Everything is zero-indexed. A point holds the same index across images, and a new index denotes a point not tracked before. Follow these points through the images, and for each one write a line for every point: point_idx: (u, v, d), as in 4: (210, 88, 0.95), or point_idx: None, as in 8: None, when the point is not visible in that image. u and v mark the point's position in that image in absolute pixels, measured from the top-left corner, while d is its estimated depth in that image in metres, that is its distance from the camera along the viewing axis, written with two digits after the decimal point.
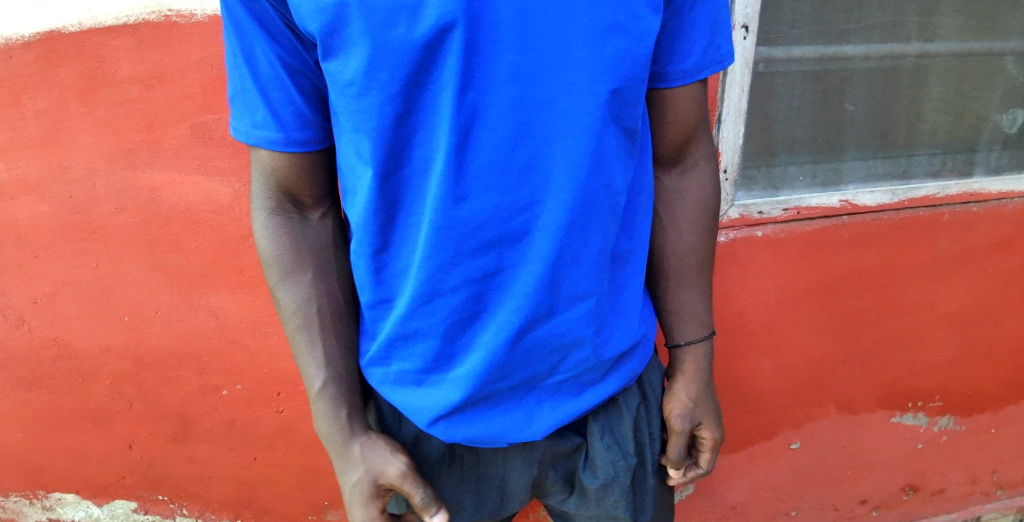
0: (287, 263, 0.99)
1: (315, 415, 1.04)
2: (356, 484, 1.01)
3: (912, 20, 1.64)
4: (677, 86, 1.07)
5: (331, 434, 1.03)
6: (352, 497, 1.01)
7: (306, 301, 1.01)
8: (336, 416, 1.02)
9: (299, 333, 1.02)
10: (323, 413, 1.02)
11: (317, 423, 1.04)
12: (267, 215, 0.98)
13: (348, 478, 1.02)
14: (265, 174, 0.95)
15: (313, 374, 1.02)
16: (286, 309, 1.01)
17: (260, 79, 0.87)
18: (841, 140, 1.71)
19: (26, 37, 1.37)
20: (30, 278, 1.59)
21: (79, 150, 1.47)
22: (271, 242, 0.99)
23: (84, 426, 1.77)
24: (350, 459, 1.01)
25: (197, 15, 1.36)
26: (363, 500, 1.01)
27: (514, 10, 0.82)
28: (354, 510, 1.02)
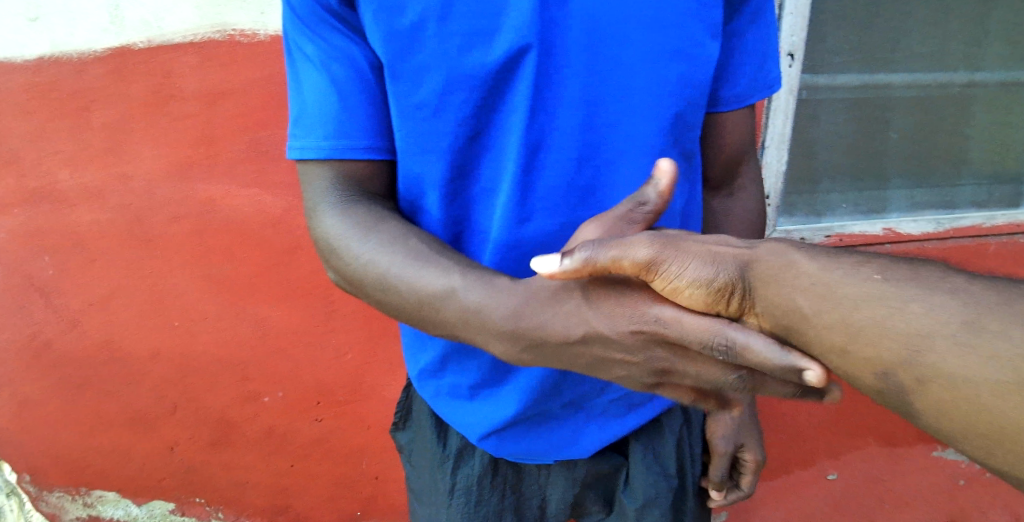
0: (366, 225, 0.89)
1: (487, 325, 0.82)
2: (597, 306, 0.78)
3: (960, 49, 1.64)
4: (726, 111, 1.09)
5: (518, 310, 0.80)
6: (612, 321, 0.77)
7: (404, 243, 0.88)
8: (499, 288, 0.82)
9: (413, 260, 0.86)
10: (484, 296, 0.82)
11: (499, 335, 0.81)
12: (337, 205, 0.91)
13: (574, 315, 0.79)
14: (331, 170, 0.91)
15: (444, 285, 0.84)
16: (387, 256, 0.87)
17: (338, 86, 0.88)
18: (886, 168, 1.71)
19: (97, 52, 1.44)
20: (88, 282, 1.66)
21: (141, 161, 1.53)
22: (343, 222, 0.90)
23: (128, 427, 1.84)
24: (557, 299, 0.80)
25: (260, 35, 1.42)
26: (620, 304, 0.77)
27: (583, 36, 0.85)
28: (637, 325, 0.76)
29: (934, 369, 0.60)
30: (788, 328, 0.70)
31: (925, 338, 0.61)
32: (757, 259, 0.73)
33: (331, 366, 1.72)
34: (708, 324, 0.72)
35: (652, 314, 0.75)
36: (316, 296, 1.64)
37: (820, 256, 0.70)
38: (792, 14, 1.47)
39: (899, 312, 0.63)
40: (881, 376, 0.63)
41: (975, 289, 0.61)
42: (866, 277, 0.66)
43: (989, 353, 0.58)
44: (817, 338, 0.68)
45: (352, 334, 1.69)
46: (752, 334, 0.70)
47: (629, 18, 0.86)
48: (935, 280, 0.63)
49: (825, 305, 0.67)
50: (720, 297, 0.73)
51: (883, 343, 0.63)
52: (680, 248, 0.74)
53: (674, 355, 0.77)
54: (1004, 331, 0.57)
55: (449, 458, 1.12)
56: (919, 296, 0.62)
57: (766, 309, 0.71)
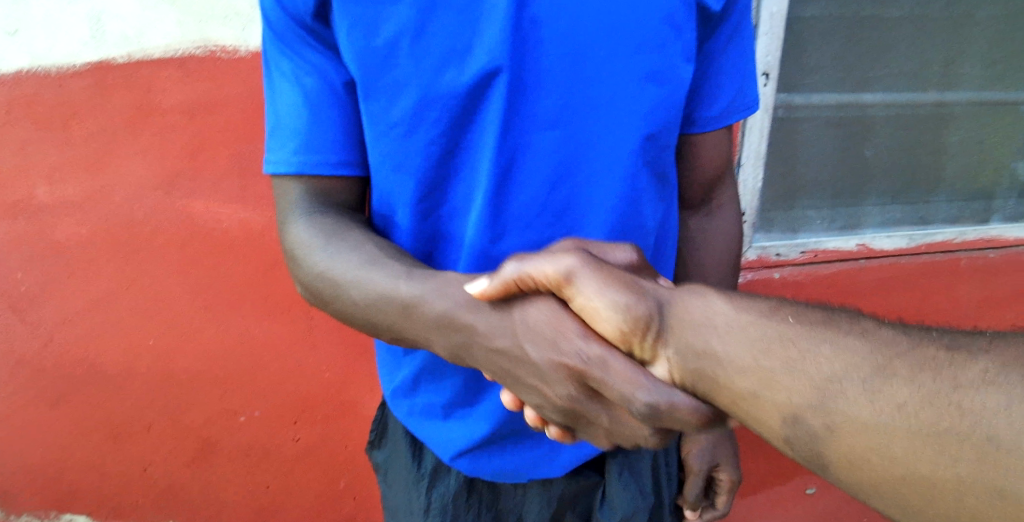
0: (329, 233, 0.90)
1: (428, 336, 0.85)
2: (532, 328, 0.82)
3: (934, 69, 1.67)
4: (703, 132, 1.10)
5: (459, 323, 0.83)
6: (540, 346, 0.81)
7: (359, 248, 0.89)
8: (444, 302, 0.84)
9: (368, 269, 0.87)
10: (430, 308, 0.84)
11: (434, 339, 0.85)
12: (304, 213, 0.92)
13: (510, 338, 0.82)
14: (303, 184, 0.92)
15: (395, 293, 0.85)
16: (344, 265, 0.88)
17: (310, 100, 0.88)
18: (862, 184, 1.74)
19: (77, 66, 1.43)
20: (64, 298, 1.63)
21: (120, 176, 1.51)
22: (310, 231, 0.90)
23: (103, 445, 1.81)
24: (496, 318, 0.83)
25: (241, 50, 1.41)
26: (555, 332, 0.80)
27: (558, 58, 0.87)
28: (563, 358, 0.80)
29: (844, 412, 0.64)
30: (698, 371, 0.74)
31: (836, 382, 0.65)
32: (683, 302, 0.77)
33: (312, 383, 1.70)
34: (631, 375, 0.76)
35: (581, 347, 0.79)
36: (296, 312, 1.62)
37: (738, 301, 0.75)
38: (767, 35, 1.49)
39: (811, 357, 0.67)
40: (790, 418, 0.67)
41: (885, 337, 0.66)
42: (782, 321, 0.71)
43: (898, 401, 0.63)
44: (731, 383, 0.72)
45: (333, 352, 1.67)
46: (674, 394, 0.75)
47: (603, 39, 0.88)
48: (848, 329, 0.68)
49: (741, 348, 0.71)
50: (636, 332, 0.77)
51: (794, 387, 0.67)
52: (608, 278, 0.78)
53: (589, 398, 0.81)
54: (912, 376, 0.63)
55: (424, 477, 1.12)
56: (830, 340, 0.67)
57: (678, 353, 0.75)
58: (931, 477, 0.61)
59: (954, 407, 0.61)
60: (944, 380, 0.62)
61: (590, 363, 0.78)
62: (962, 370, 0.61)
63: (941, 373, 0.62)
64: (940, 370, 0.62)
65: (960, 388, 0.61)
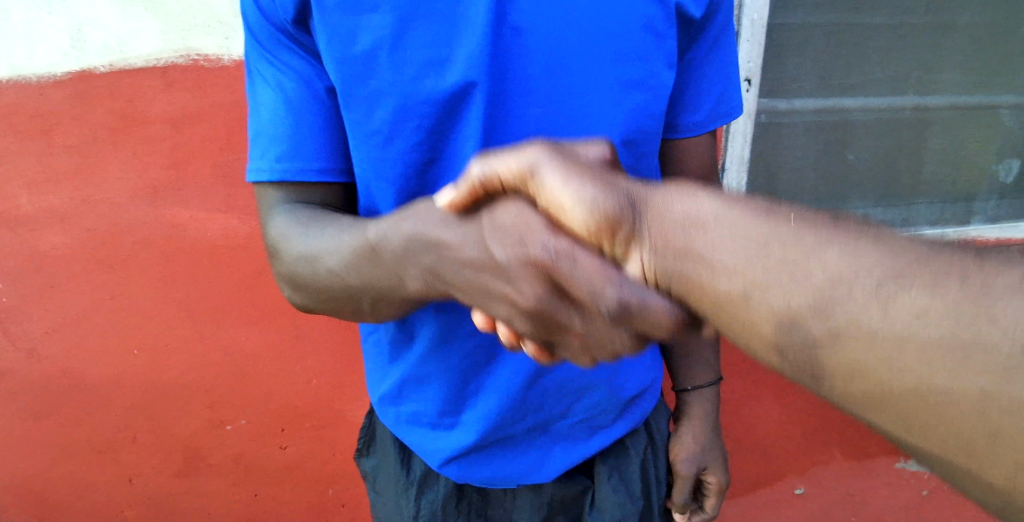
0: (309, 216, 0.90)
1: (393, 256, 0.82)
2: (498, 228, 0.74)
3: (914, 74, 1.70)
4: (687, 137, 1.13)
5: (419, 242, 0.79)
6: (504, 243, 0.73)
7: (337, 222, 0.88)
8: (408, 229, 0.80)
9: (345, 231, 0.87)
10: (395, 239, 0.81)
11: (405, 276, 0.82)
12: (285, 206, 0.92)
13: (470, 242, 0.76)
14: (284, 191, 0.92)
15: (367, 238, 0.84)
16: (322, 237, 0.87)
17: (292, 106, 0.88)
18: (845, 188, 1.76)
19: (59, 75, 1.42)
20: (46, 309, 1.62)
21: (102, 186, 1.50)
22: (291, 220, 0.90)
23: (87, 457, 1.79)
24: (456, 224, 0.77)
25: (224, 59, 1.42)
26: (520, 228, 0.72)
27: (536, 70, 0.89)
28: (524, 256, 0.72)
29: (849, 323, 0.54)
30: (670, 267, 0.64)
31: (842, 286, 0.54)
32: (653, 190, 0.66)
33: (299, 391, 1.69)
34: (598, 272, 0.68)
35: (545, 242, 0.70)
36: (282, 320, 1.61)
37: (732, 198, 0.62)
38: (749, 41, 1.52)
39: (814, 257, 0.56)
40: (784, 325, 0.57)
41: (901, 243, 0.54)
42: (780, 218, 0.59)
43: (917, 309, 0.52)
44: (712, 287, 0.61)
45: (321, 359, 1.66)
46: (647, 292, 0.67)
47: (581, 51, 0.89)
48: (857, 229, 0.56)
49: (722, 244, 0.60)
50: (601, 227, 0.66)
51: (796, 290, 0.56)
52: (571, 167, 0.68)
53: (558, 302, 0.73)
54: (938, 284, 0.52)
55: (413, 484, 1.11)
56: (841, 242, 0.55)
57: (651, 248, 0.64)
58: (957, 401, 0.51)
59: (984, 322, 0.50)
60: (973, 287, 0.51)
61: (551, 260, 0.70)
62: (996, 279, 0.50)
63: (970, 280, 0.51)
64: (968, 276, 0.51)
65: (989, 296, 0.50)
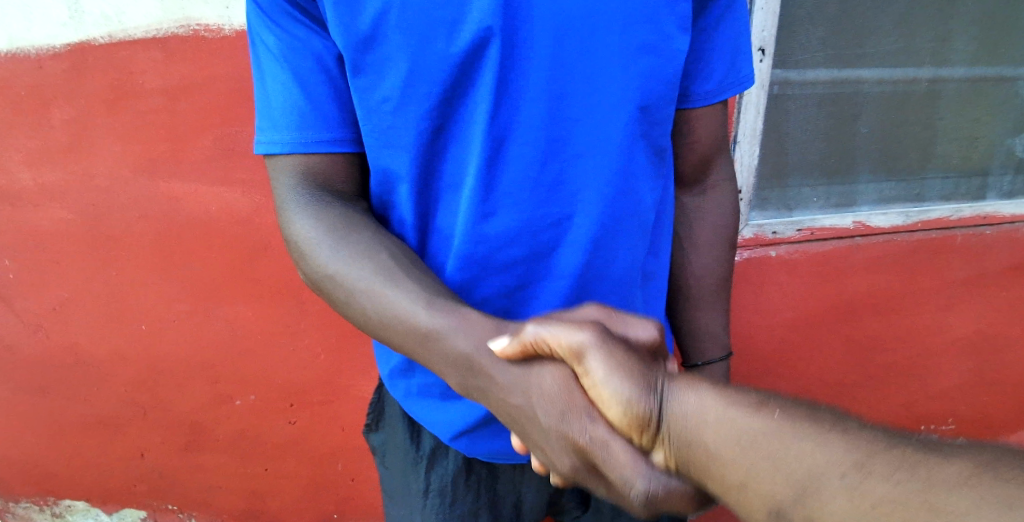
0: (335, 232, 0.87)
1: (434, 367, 0.82)
2: (541, 391, 0.74)
3: (929, 47, 1.67)
4: (698, 106, 1.09)
5: (465, 371, 0.79)
6: (546, 408, 0.74)
7: (366, 251, 0.86)
8: (453, 349, 0.79)
9: (377, 280, 0.84)
10: (439, 349, 0.79)
11: (443, 371, 0.81)
12: (307, 208, 0.89)
13: (513, 395, 0.76)
14: (297, 163, 0.91)
15: (405, 318, 0.81)
16: (350, 269, 0.85)
17: (299, 76, 0.87)
18: (856, 162, 1.73)
19: (56, 47, 1.39)
20: (51, 285, 1.62)
21: (102, 161, 1.49)
22: (315, 228, 0.88)
23: (97, 433, 1.81)
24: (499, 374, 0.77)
25: (224, 30, 1.37)
26: (563, 403, 0.73)
27: (550, 27, 0.86)
28: (563, 427, 0.73)
29: (822, 508, 0.55)
30: (685, 455, 0.65)
31: (815, 479, 0.56)
32: (678, 389, 0.68)
33: (304, 368, 1.69)
34: (630, 461, 0.68)
35: (584, 427, 0.71)
36: (286, 296, 1.61)
37: (733, 397, 0.65)
38: (762, 10, 1.48)
39: (788, 453, 0.58)
40: (774, 520, 0.58)
41: (859, 433, 0.56)
42: (767, 414, 0.62)
43: (873, 500, 0.52)
44: (719, 475, 0.62)
45: (324, 336, 1.65)
46: (671, 482, 0.67)
47: (597, 9, 0.87)
48: (830, 424, 0.58)
49: (726, 442, 0.62)
50: (633, 422, 0.68)
51: (776, 479, 0.58)
52: (614, 356, 0.71)
53: (589, 472, 0.72)
54: (891, 474, 0.53)
55: (422, 459, 1.11)
56: (809, 436, 0.58)
57: (672, 447, 0.66)
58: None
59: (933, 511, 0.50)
60: (921, 481, 0.51)
61: (587, 441, 0.71)
62: (939, 468, 0.51)
63: (918, 472, 0.52)
64: (917, 468, 0.52)
65: (932, 490, 0.51)
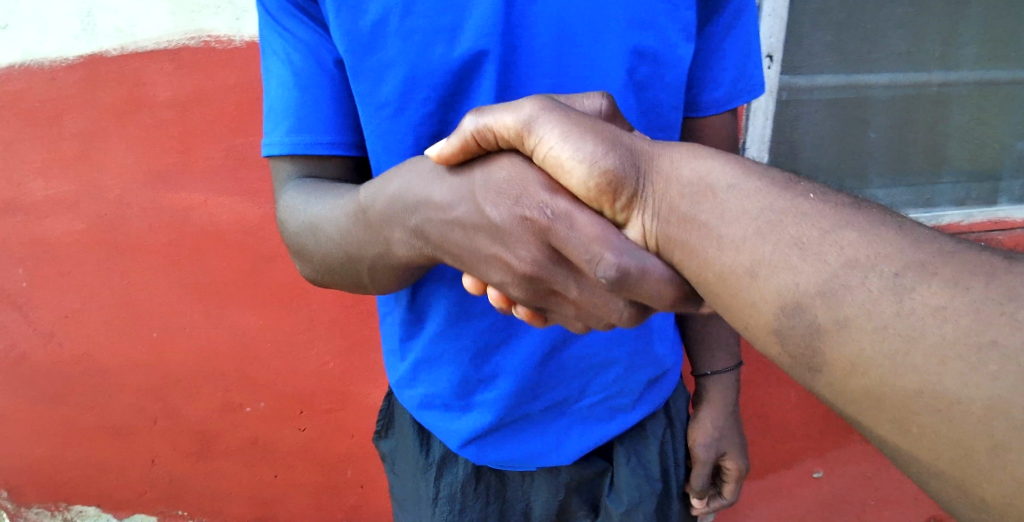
0: (315, 189, 0.89)
1: (385, 230, 0.80)
2: (494, 185, 0.71)
3: (938, 50, 1.66)
4: (707, 116, 1.10)
5: (410, 211, 0.77)
6: (497, 203, 0.71)
7: (339, 191, 0.87)
8: (398, 197, 0.77)
9: (342, 202, 0.84)
10: (384, 205, 0.78)
11: (394, 238, 0.80)
12: (297, 185, 0.91)
13: (457, 214, 0.74)
14: (297, 164, 0.92)
15: (357, 208, 0.82)
16: (323, 210, 0.86)
17: (301, 80, 0.89)
18: (866, 167, 1.72)
19: (70, 59, 1.41)
20: (64, 293, 1.64)
21: (113, 171, 1.50)
22: (300, 194, 0.90)
23: (109, 439, 1.82)
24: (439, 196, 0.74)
25: (235, 40, 1.38)
26: (517, 190, 0.70)
27: (550, 37, 0.87)
28: (517, 218, 0.70)
29: (861, 307, 0.54)
30: (666, 230, 0.66)
31: (854, 273, 0.55)
32: (659, 156, 0.68)
33: (312, 375, 1.70)
34: (597, 234, 0.67)
35: (545, 204, 0.69)
36: (296, 304, 1.61)
37: (768, 192, 0.61)
38: (771, 16, 1.48)
39: (822, 247, 0.57)
40: (792, 307, 0.58)
41: (924, 242, 0.54)
42: (798, 199, 0.60)
43: (933, 303, 0.52)
44: (722, 259, 0.62)
45: (333, 344, 1.66)
46: (646, 257, 0.67)
47: (596, 17, 0.88)
48: (886, 223, 0.56)
49: (732, 220, 0.62)
50: (604, 190, 0.67)
51: (807, 268, 0.57)
52: (569, 123, 0.67)
53: (554, 266, 0.71)
54: (959, 283, 0.52)
55: (431, 466, 1.11)
56: (854, 231, 0.56)
57: (651, 212, 0.67)
58: (954, 406, 0.51)
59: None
60: (999, 289, 0.50)
61: (548, 220, 0.69)
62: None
63: (993, 290, 0.51)
64: (990, 279, 0.51)
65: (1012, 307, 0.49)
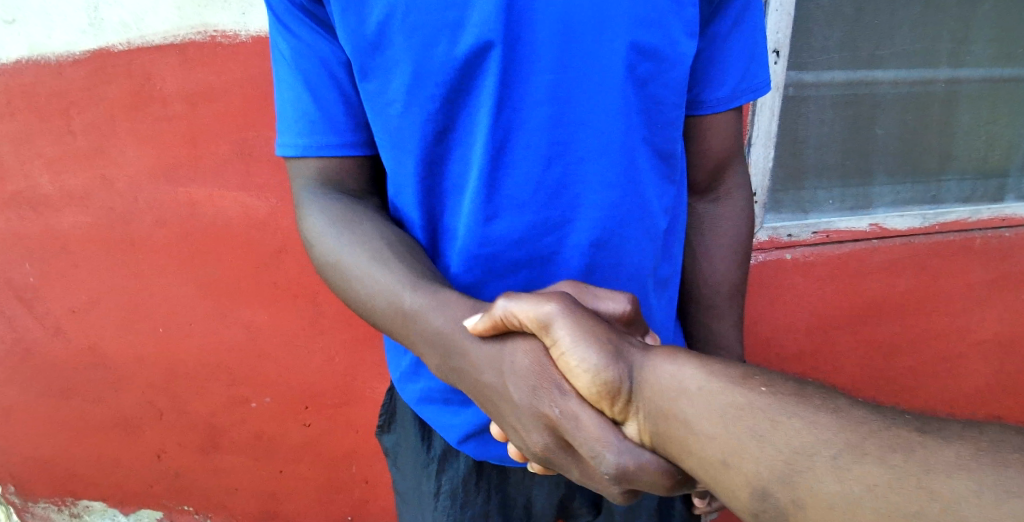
0: (339, 218, 0.90)
1: (419, 361, 0.83)
2: (513, 368, 0.74)
3: (947, 46, 1.65)
4: (710, 114, 1.09)
5: (444, 358, 0.79)
6: (518, 387, 0.74)
7: (365, 232, 0.89)
8: (434, 340, 0.80)
9: (371, 270, 0.86)
10: (421, 336, 0.81)
11: (426, 362, 0.82)
12: (317, 202, 0.93)
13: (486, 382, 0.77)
14: (315, 165, 0.94)
15: (390, 304, 0.84)
16: (350, 259, 0.88)
17: (311, 83, 0.91)
18: (873, 163, 1.71)
19: (77, 54, 1.42)
20: (72, 287, 1.65)
21: (120, 165, 1.51)
22: (321, 212, 0.91)
23: (116, 433, 1.83)
24: (473, 361, 0.77)
25: (241, 35, 1.38)
26: (534, 379, 0.73)
27: (552, 31, 0.87)
28: (534, 407, 0.73)
29: (806, 489, 0.55)
30: (664, 433, 0.66)
31: (801, 457, 0.56)
32: (656, 361, 0.69)
33: (316, 369, 1.70)
34: (602, 433, 0.69)
35: (556, 402, 0.71)
36: (301, 300, 1.61)
37: (724, 381, 0.64)
38: (777, 12, 1.47)
39: (774, 435, 0.58)
40: (756, 494, 0.58)
41: (859, 416, 0.56)
42: (756, 393, 0.62)
43: (868, 482, 0.53)
44: (697, 450, 0.63)
45: (338, 339, 1.66)
46: (640, 456, 0.68)
47: (600, 12, 0.87)
48: (820, 401, 0.59)
49: (705, 412, 0.63)
50: (603, 395, 0.69)
51: (759, 457, 0.58)
52: (587, 329, 0.71)
53: (562, 451, 0.72)
54: (882, 455, 0.53)
55: (433, 461, 1.11)
56: (798, 414, 0.58)
57: (646, 415, 0.67)
58: None
59: (935, 503, 0.50)
60: (917, 461, 0.52)
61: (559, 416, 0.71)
62: (942, 449, 0.52)
63: (912, 455, 0.52)
64: (913, 451, 0.52)
65: (928, 473, 0.51)
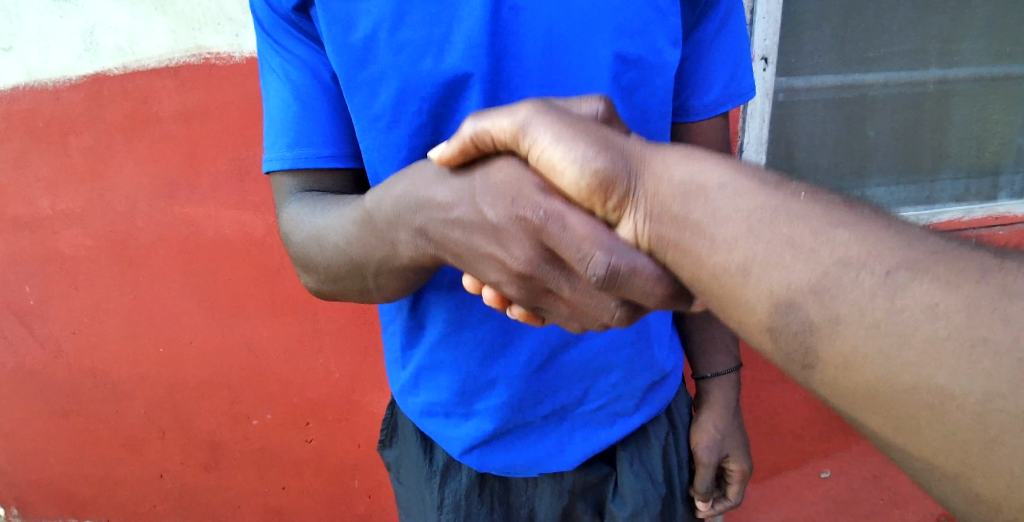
0: (318, 198, 0.91)
1: (391, 229, 0.79)
2: (491, 187, 0.70)
3: (935, 47, 1.66)
4: (698, 121, 1.11)
5: (418, 216, 0.76)
6: (495, 203, 0.70)
7: (342, 201, 0.89)
8: (406, 203, 0.77)
9: (347, 211, 0.85)
10: (394, 215, 0.78)
11: (399, 241, 0.79)
12: (298, 196, 0.93)
13: (462, 223, 0.73)
14: (298, 179, 0.93)
15: (365, 225, 0.82)
16: (327, 221, 0.87)
17: (299, 95, 0.91)
18: (867, 164, 1.72)
19: (73, 79, 1.43)
20: (72, 309, 1.66)
21: (118, 187, 1.52)
22: (302, 204, 0.92)
23: (118, 453, 1.84)
24: (446, 204, 0.74)
25: (235, 56, 1.40)
26: (513, 192, 0.69)
27: (538, 45, 0.89)
28: (516, 224, 0.69)
29: (849, 303, 0.52)
30: (664, 231, 0.60)
31: (842, 269, 0.52)
32: (649, 153, 0.62)
33: (317, 385, 1.71)
34: (589, 233, 0.65)
35: (537, 206, 0.67)
36: (301, 314, 1.62)
37: (745, 182, 0.57)
38: (764, 18, 1.48)
39: (810, 244, 0.53)
40: (784, 304, 0.54)
41: (915, 235, 0.52)
42: (790, 196, 0.56)
43: (928, 301, 0.49)
44: (705, 248, 0.58)
45: (339, 354, 1.67)
46: (635, 257, 0.63)
47: (584, 25, 0.89)
48: (875, 217, 0.53)
49: (722, 212, 0.57)
50: (593, 190, 0.62)
51: (799, 264, 0.53)
52: (565, 123, 0.64)
53: (549, 265, 0.70)
54: (952, 277, 0.49)
55: (436, 473, 1.12)
56: (845, 225, 0.53)
57: (645, 212, 0.61)
58: (954, 397, 0.49)
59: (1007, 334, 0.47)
60: (994, 284, 0.48)
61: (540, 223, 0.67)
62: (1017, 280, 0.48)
63: (984, 280, 0.48)
64: (985, 274, 0.48)
65: (1002, 300, 0.47)
